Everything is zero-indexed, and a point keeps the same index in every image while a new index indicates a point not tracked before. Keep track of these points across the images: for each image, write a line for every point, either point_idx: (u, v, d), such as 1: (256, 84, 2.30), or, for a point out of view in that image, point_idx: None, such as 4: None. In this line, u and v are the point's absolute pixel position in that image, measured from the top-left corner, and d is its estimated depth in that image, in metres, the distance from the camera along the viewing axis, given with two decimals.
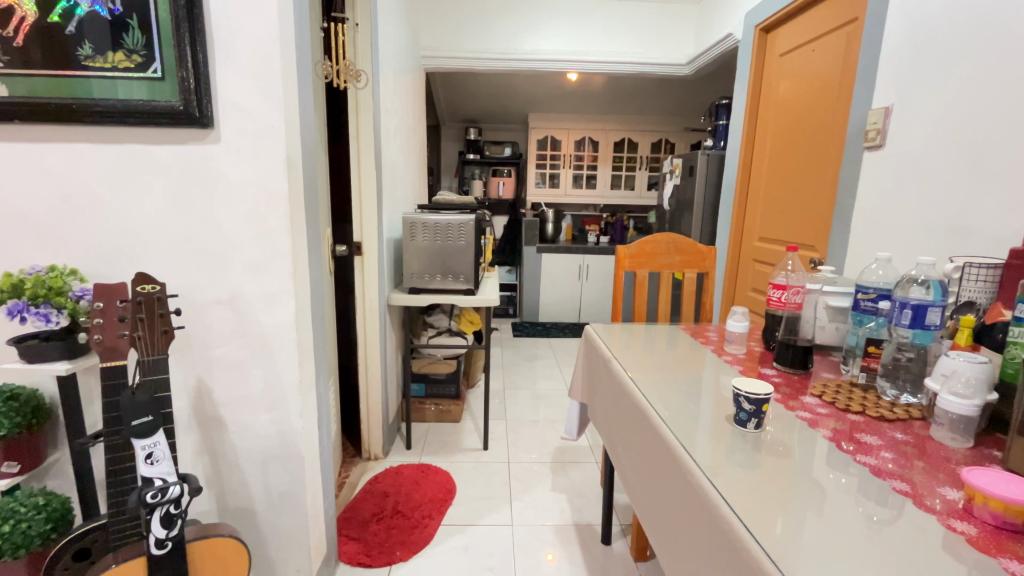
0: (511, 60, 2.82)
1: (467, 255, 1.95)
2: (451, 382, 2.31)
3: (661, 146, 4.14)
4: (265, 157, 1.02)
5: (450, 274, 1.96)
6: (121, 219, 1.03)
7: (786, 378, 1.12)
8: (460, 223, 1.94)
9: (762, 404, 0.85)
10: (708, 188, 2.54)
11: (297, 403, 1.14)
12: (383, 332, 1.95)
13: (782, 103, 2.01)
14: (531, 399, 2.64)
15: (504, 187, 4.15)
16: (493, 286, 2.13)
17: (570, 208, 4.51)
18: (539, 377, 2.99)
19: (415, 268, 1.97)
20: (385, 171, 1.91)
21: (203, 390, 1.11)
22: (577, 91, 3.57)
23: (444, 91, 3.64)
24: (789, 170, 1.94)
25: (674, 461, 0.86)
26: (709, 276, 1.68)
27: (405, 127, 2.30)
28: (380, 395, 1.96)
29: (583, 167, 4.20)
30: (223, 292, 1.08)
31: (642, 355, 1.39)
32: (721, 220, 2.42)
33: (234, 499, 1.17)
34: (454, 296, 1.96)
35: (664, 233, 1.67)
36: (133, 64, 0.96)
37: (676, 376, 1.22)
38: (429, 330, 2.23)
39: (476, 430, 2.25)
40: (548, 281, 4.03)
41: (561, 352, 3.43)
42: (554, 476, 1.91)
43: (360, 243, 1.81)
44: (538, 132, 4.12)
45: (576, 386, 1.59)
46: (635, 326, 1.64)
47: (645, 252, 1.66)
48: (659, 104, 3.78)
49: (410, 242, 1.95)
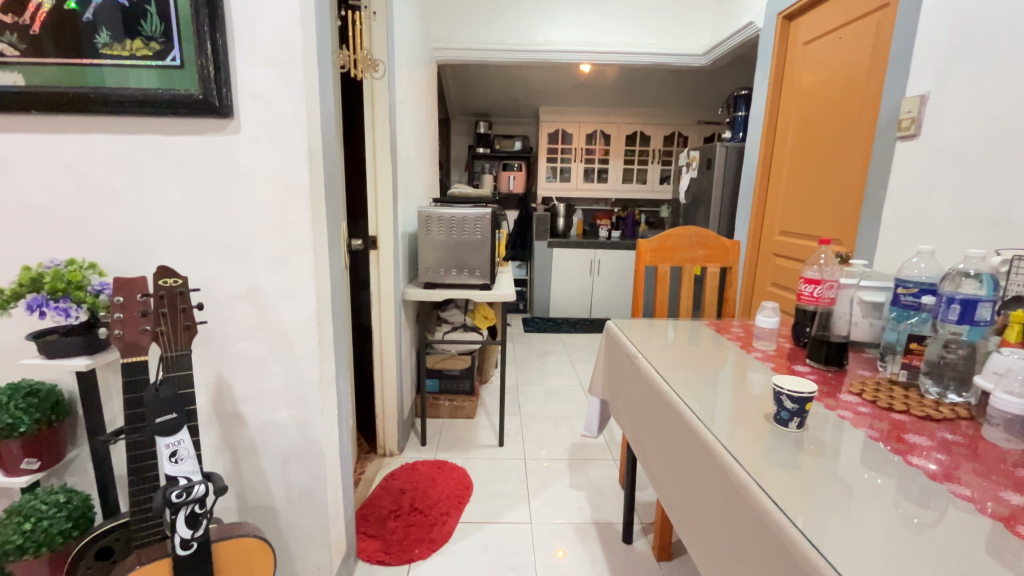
0: (524, 51, 2.78)
1: (483, 250, 1.92)
2: (466, 378, 2.29)
3: (674, 139, 4.09)
4: (285, 147, 0.99)
5: (465, 269, 1.94)
6: (139, 211, 1.01)
7: (821, 375, 1.09)
8: (477, 217, 1.90)
9: (806, 404, 0.81)
10: (727, 182, 2.48)
11: (318, 400, 1.11)
12: (398, 328, 1.93)
13: (806, 93, 1.95)
14: (545, 395, 2.62)
15: (514, 181, 4.10)
16: (508, 280, 2.10)
17: (581, 202, 4.46)
18: (551, 372, 2.97)
19: (430, 263, 1.94)
20: (400, 165, 1.88)
21: (223, 386, 1.09)
22: (589, 84, 3.53)
23: (454, 84, 3.61)
24: (814, 162, 1.89)
25: (713, 460, 0.82)
26: (732, 270, 1.64)
27: (418, 119, 2.26)
28: (395, 391, 1.94)
29: (594, 161, 4.15)
30: (243, 286, 1.05)
31: (669, 351, 1.34)
32: (740, 214, 2.37)
33: (255, 497, 1.15)
34: (469, 291, 1.94)
35: (687, 226, 1.62)
36: (151, 52, 0.93)
37: (706, 373, 1.18)
38: (443, 326, 2.21)
39: (491, 426, 2.23)
40: (558, 276, 4.00)
41: (573, 347, 3.41)
42: (572, 473, 1.88)
43: (375, 237, 1.78)
44: (548, 126, 4.07)
45: (597, 382, 1.55)
46: (657, 322, 1.59)
47: (667, 247, 1.62)
48: (673, 96, 3.72)
49: (426, 236, 1.92)
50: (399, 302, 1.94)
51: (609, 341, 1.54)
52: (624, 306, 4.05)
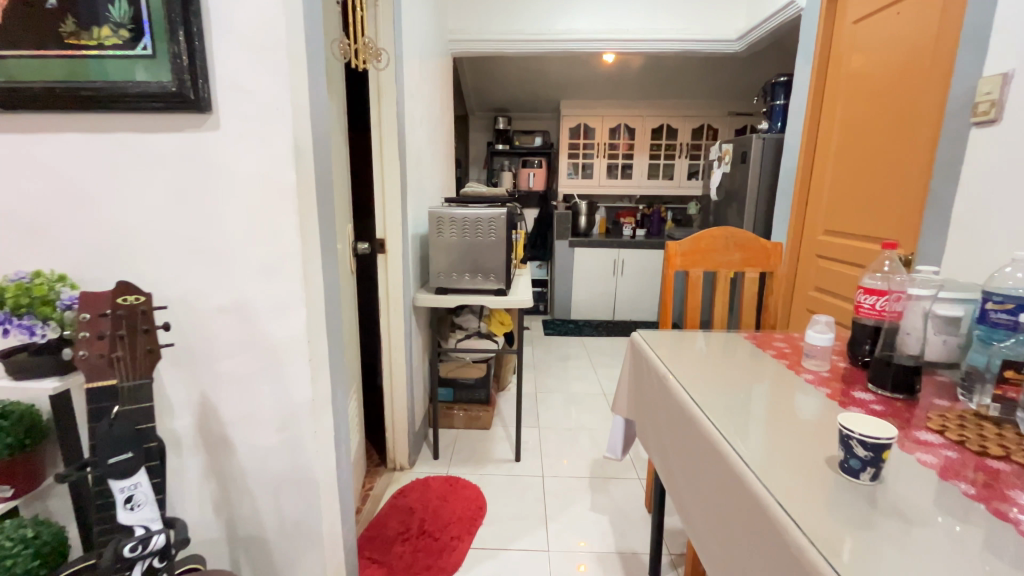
0: (545, 41, 2.63)
1: (499, 252, 1.79)
2: (481, 387, 2.17)
3: (703, 132, 3.88)
4: (270, 144, 0.89)
5: (479, 273, 1.82)
6: (111, 216, 0.91)
7: (888, 405, 0.92)
8: (492, 217, 1.78)
9: (883, 452, 0.66)
10: (763, 177, 2.28)
11: (310, 424, 1.01)
12: (409, 336, 1.83)
13: (857, 77, 1.75)
14: (566, 403, 2.48)
15: (534, 179, 3.94)
16: (525, 285, 1.97)
17: (604, 199, 4.29)
18: (573, 379, 2.82)
19: (443, 266, 1.83)
20: (410, 163, 1.77)
21: (208, 408, 1.00)
22: (612, 75, 3.37)
23: (472, 79, 3.49)
24: (865, 154, 1.70)
25: (773, 529, 0.65)
26: (773, 275, 1.48)
27: (431, 115, 2.15)
28: (405, 402, 1.84)
29: (618, 156, 3.97)
30: (227, 298, 0.95)
31: (704, 371, 1.16)
32: (778, 212, 2.19)
33: (245, 526, 1.06)
34: (484, 297, 1.82)
35: (722, 227, 1.45)
36: (121, 40, 0.84)
37: (750, 399, 1.00)
38: (457, 332, 2.10)
39: (508, 438, 2.11)
40: (580, 276, 3.85)
41: (595, 352, 3.25)
42: (593, 494, 1.75)
43: (383, 240, 1.68)
44: (570, 120, 3.92)
45: (621, 397, 1.41)
46: (690, 335, 1.43)
47: (700, 250, 1.45)
48: (702, 87, 3.52)
49: (437, 239, 1.81)
50: (410, 308, 1.84)
51: (637, 356, 1.37)
52: (649, 308, 3.87)
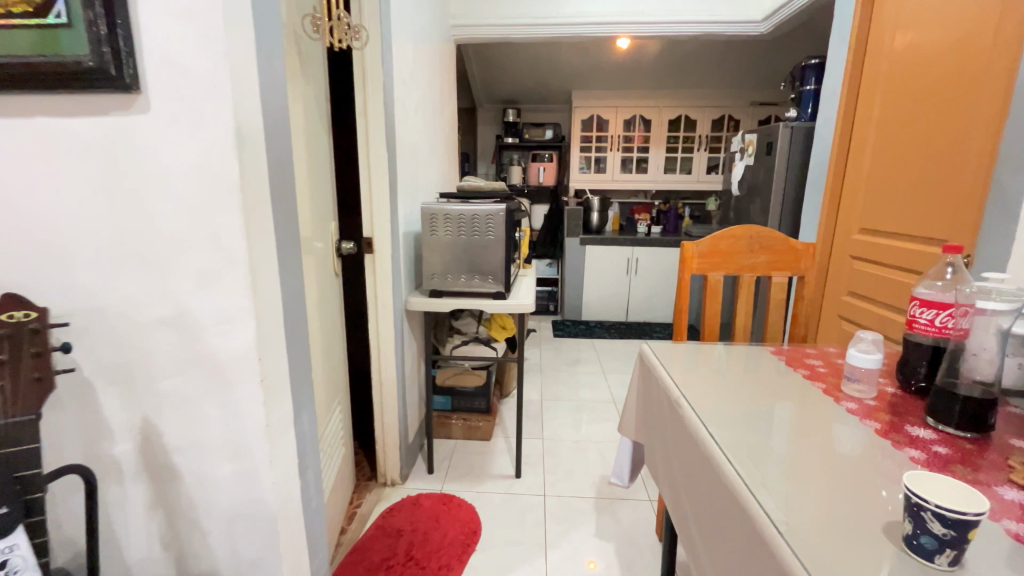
0: (554, 25, 2.46)
1: (497, 252, 1.64)
2: (481, 395, 2.03)
3: (723, 123, 3.66)
4: (208, 129, 0.75)
5: (477, 275, 1.67)
6: (32, 215, 0.78)
7: (954, 446, 0.75)
8: (489, 214, 1.63)
9: (969, 531, 0.50)
10: (790, 169, 2.07)
11: (265, 453, 0.88)
12: (400, 342, 1.70)
13: (902, 57, 1.55)
14: (573, 412, 2.33)
15: (544, 173, 3.79)
16: (528, 287, 1.82)
17: (618, 194, 4.11)
18: (581, 385, 2.67)
19: (437, 267, 1.69)
20: (401, 155, 1.63)
21: (151, 433, 0.88)
22: (626, 63, 3.19)
23: (479, 68, 3.34)
24: (910, 143, 1.51)
25: None
26: (804, 281, 1.30)
27: (428, 104, 2.00)
28: (396, 413, 1.71)
29: (633, 149, 3.78)
30: (168, 309, 0.82)
31: (724, 395, 0.99)
32: (807, 208, 2.00)
33: (197, 564, 0.94)
34: (481, 300, 1.67)
35: (745, 226, 1.28)
36: (32, 8, 0.71)
37: (781, 434, 0.83)
38: (455, 338, 1.96)
39: (509, 451, 1.97)
40: (591, 276, 3.69)
41: (606, 355, 3.09)
42: (599, 517, 1.60)
43: (370, 239, 1.55)
44: (582, 112, 3.74)
45: (629, 418, 1.25)
46: (709, 351, 1.25)
47: (720, 252, 1.29)
48: (723, 74, 3.31)
49: (431, 237, 1.67)
50: (402, 313, 1.70)
51: (647, 375, 1.20)
52: (664, 309, 3.69)
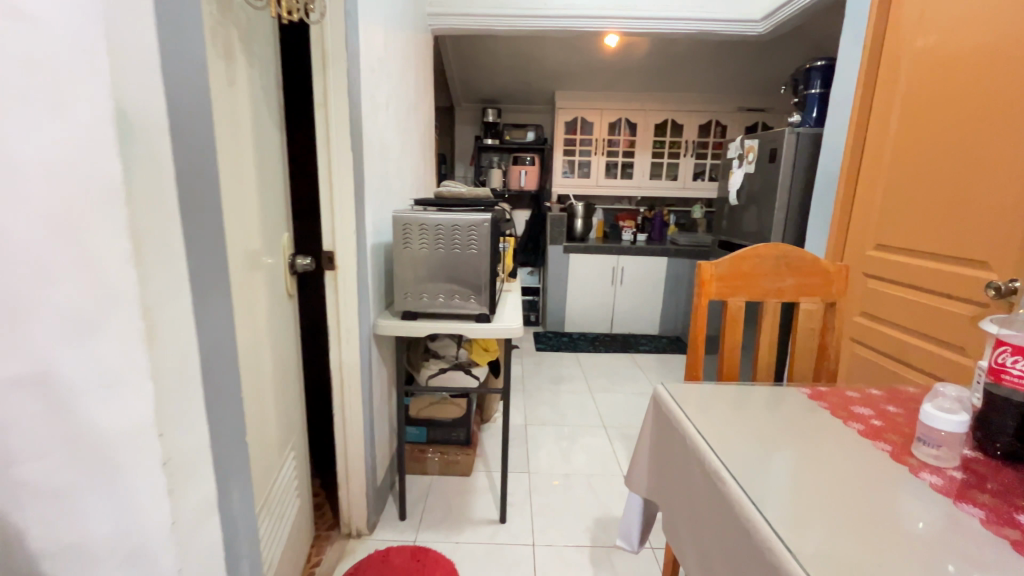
0: (541, 17, 2.27)
1: (480, 269, 1.43)
2: (461, 426, 1.81)
3: (710, 129, 3.56)
4: (73, 112, 0.51)
5: (457, 295, 1.46)
6: None
7: None
8: (471, 224, 1.41)
9: None
10: (796, 178, 1.93)
11: (171, 563, 0.64)
12: (368, 373, 1.47)
13: (927, 57, 1.42)
14: (560, 439, 2.13)
15: (526, 177, 3.59)
16: (514, 307, 1.62)
17: (601, 200, 3.95)
18: (567, 406, 2.47)
19: (410, 285, 1.47)
20: (369, 155, 1.40)
21: (7, 536, 0.62)
22: (613, 63, 3.04)
23: (457, 64, 3.11)
24: (936, 154, 1.37)
25: None
26: (836, 308, 1.14)
27: (401, 98, 1.77)
28: (363, 455, 1.48)
29: (618, 153, 3.63)
30: (24, 368, 0.57)
31: (773, 463, 0.79)
32: (814, 221, 1.86)
33: None
34: (462, 324, 1.46)
35: (772, 244, 1.11)
36: None
37: (866, 535, 0.63)
38: (431, 362, 1.73)
39: (491, 489, 1.75)
40: (575, 285, 3.51)
41: (592, 372, 2.91)
42: (595, 571, 1.40)
43: (332, 254, 1.31)
44: (565, 113, 3.57)
45: (638, 470, 1.06)
46: (739, 393, 1.06)
47: (742, 274, 1.11)
48: (712, 78, 3.19)
49: (405, 251, 1.44)
50: (370, 338, 1.47)
51: (665, 424, 1.00)
52: (650, 320, 3.55)
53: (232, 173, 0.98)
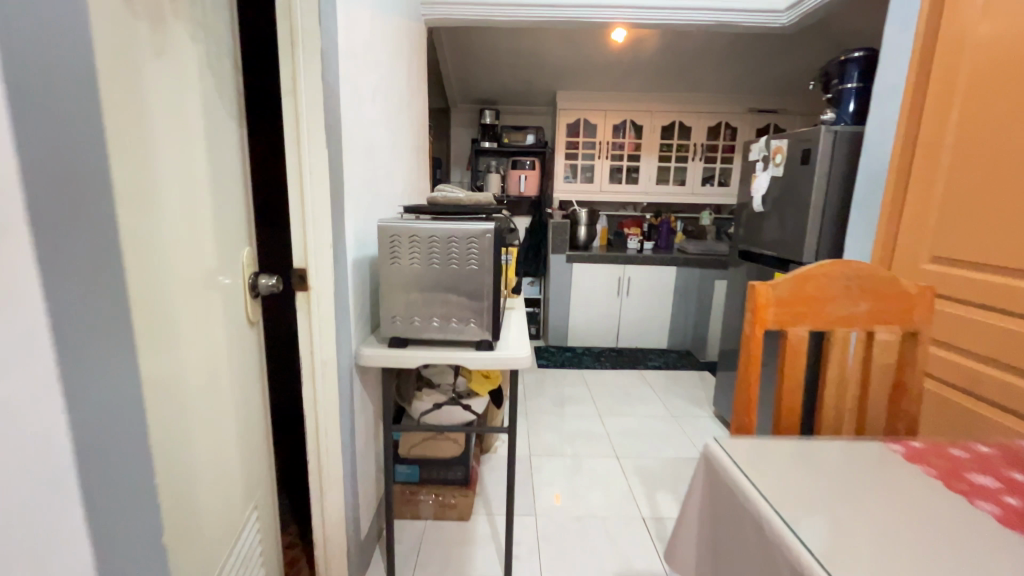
0: (544, 7, 2.08)
1: (482, 288, 1.22)
2: (458, 464, 1.59)
3: (719, 131, 3.38)
4: None
5: (455, 318, 1.24)
6: None
7: None
8: (470, 236, 1.19)
9: None
10: (832, 181, 1.72)
11: None
12: (348, 411, 1.24)
13: (992, 44, 1.23)
14: (568, 472, 1.92)
15: (526, 182, 3.41)
16: (520, 331, 1.40)
17: (605, 206, 3.76)
18: (575, 432, 2.26)
19: (399, 308, 1.25)
20: (349, 155, 1.19)
21: None
22: (620, 60, 2.86)
23: (453, 60, 2.91)
24: (1010, 154, 1.17)
25: None
26: (917, 338, 0.93)
27: (389, 90, 1.56)
28: (343, 509, 1.25)
29: (623, 157, 3.44)
30: None
31: (903, 574, 0.57)
32: (855, 229, 1.66)
33: None
34: (462, 353, 1.24)
35: (840, 261, 0.91)
36: None
37: None
38: (425, 392, 1.51)
39: (494, 538, 1.53)
40: (579, 297, 3.30)
41: (600, 392, 2.70)
42: None
43: (303, 272, 1.09)
44: (567, 114, 3.38)
45: (689, 542, 0.85)
46: (812, 450, 0.85)
47: (804, 298, 0.91)
48: (724, 76, 3.01)
49: (393, 268, 1.22)
50: (351, 370, 1.25)
51: (725, 504, 0.77)
52: (658, 334, 3.35)
53: (169, 170, 0.76)
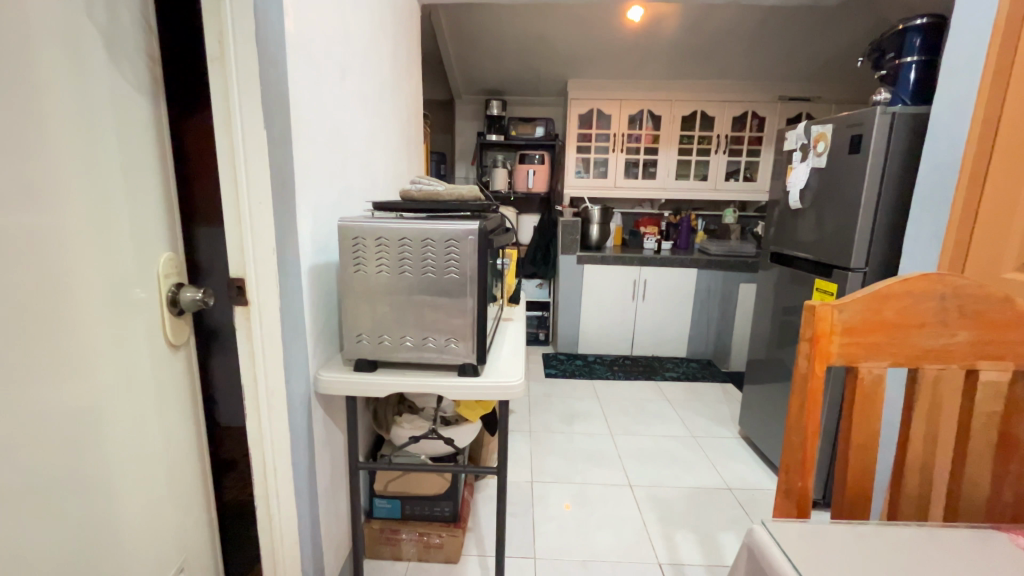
0: None
1: (464, 300, 1.01)
2: (446, 499, 1.39)
3: (746, 121, 3.11)
4: None
5: (432, 337, 1.04)
6: None
7: None
8: (448, 238, 0.98)
9: None
10: (887, 172, 1.46)
11: None
12: (303, 448, 1.04)
13: None
14: (575, 504, 1.69)
15: (534, 177, 3.17)
16: (514, 351, 1.19)
17: (619, 204, 3.51)
18: (583, 453, 2.03)
19: (365, 324, 1.04)
20: (302, 141, 0.99)
21: None
22: (636, 44, 2.62)
23: (455, 46, 2.71)
24: None
25: None
26: None
27: (367, 70, 1.35)
28: (299, 562, 1.05)
29: (640, 150, 3.19)
30: None
31: None
32: (919, 229, 1.40)
33: None
34: (441, 380, 1.04)
35: (934, 275, 0.67)
36: None
37: None
38: (405, 419, 1.30)
39: None
40: (591, 301, 3.07)
41: (612, 406, 2.46)
42: None
43: (241, 282, 0.88)
44: (579, 104, 3.14)
45: None
46: (899, 544, 0.61)
47: (881, 325, 0.67)
48: (751, 59, 2.74)
49: (357, 277, 1.02)
50: (307, 397, 1.05)
51: None
52: (676, 342, 3.10)
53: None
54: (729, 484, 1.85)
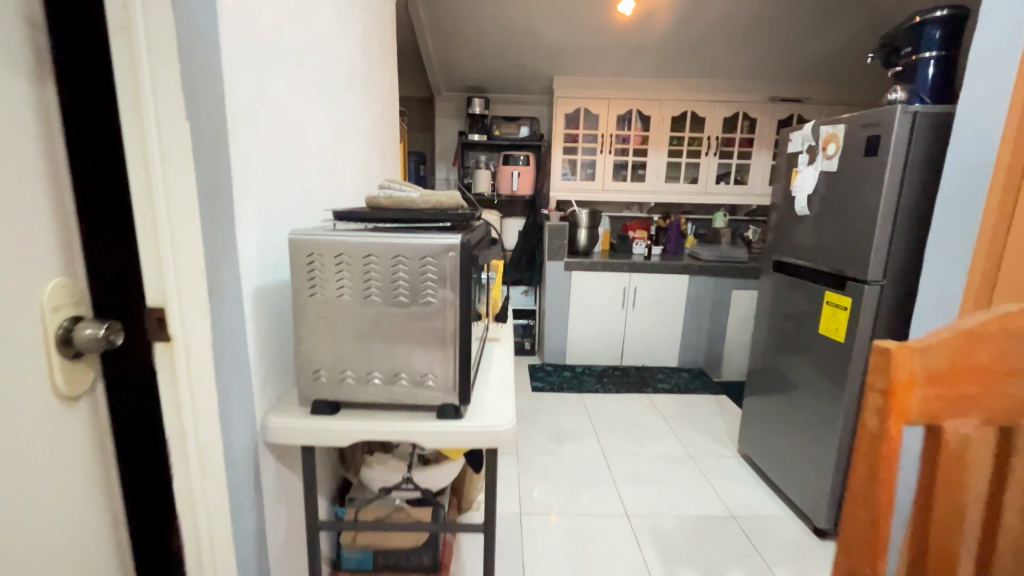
0: None
1: (443, 327, 0.84)
2: (425, 549, 1.22)
3: (737, 122, 3.01)
4: None
5: (406, 373, 0.87)
6: None
7: None
8: (423, 254, 0.81)
9: None
10: (905, 177, 1.35)
11: None
12: (249, 507, 0.86)
13: None
14: (568, 539, 1.54)
15: (519, 179, 3.01)
16: (501, 384, 1.03)
17: (607, 207, 3.38)
18: (576, 478, 1.88)
19: (323, 356, 0.86)
20: (240, 136, 0.80)
21: None
22: (627, 40, 2.49)
23: (434, 39, 2.53)
24: None
25: None
26: None
27: (329, 56, 1.17)
28: None
29: (629, 151, 3.06)
30: None
31: None
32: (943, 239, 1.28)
33: None
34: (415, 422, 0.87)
35: None
36: None
37: None
38: (378, 460, 1.13)
39: None
40: (579, 310, 2.92)
41: (604, 423, 2.32)
42: None
43: (162, 313, 0.70)
44: (566, 103, 2.99)
45: None
46: None
47: (973, 370, 0.55)
48: (745, 58, 2.64)
49: (313, 301, 0.84)
50: (252, 446, 0.87)
51: None
52: (667, 351, 2.98)
53: None
54: (733, 511, 1.72)
